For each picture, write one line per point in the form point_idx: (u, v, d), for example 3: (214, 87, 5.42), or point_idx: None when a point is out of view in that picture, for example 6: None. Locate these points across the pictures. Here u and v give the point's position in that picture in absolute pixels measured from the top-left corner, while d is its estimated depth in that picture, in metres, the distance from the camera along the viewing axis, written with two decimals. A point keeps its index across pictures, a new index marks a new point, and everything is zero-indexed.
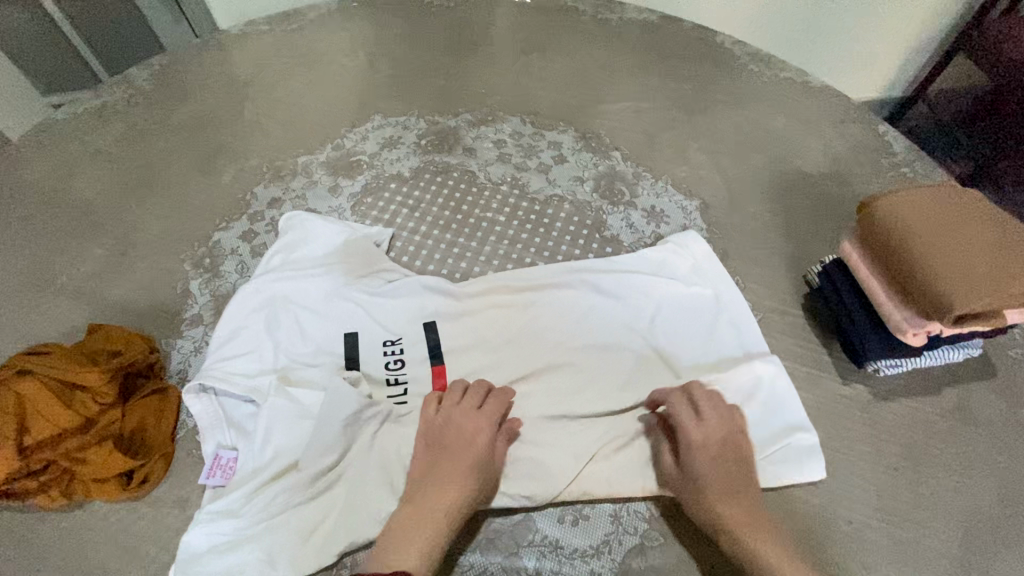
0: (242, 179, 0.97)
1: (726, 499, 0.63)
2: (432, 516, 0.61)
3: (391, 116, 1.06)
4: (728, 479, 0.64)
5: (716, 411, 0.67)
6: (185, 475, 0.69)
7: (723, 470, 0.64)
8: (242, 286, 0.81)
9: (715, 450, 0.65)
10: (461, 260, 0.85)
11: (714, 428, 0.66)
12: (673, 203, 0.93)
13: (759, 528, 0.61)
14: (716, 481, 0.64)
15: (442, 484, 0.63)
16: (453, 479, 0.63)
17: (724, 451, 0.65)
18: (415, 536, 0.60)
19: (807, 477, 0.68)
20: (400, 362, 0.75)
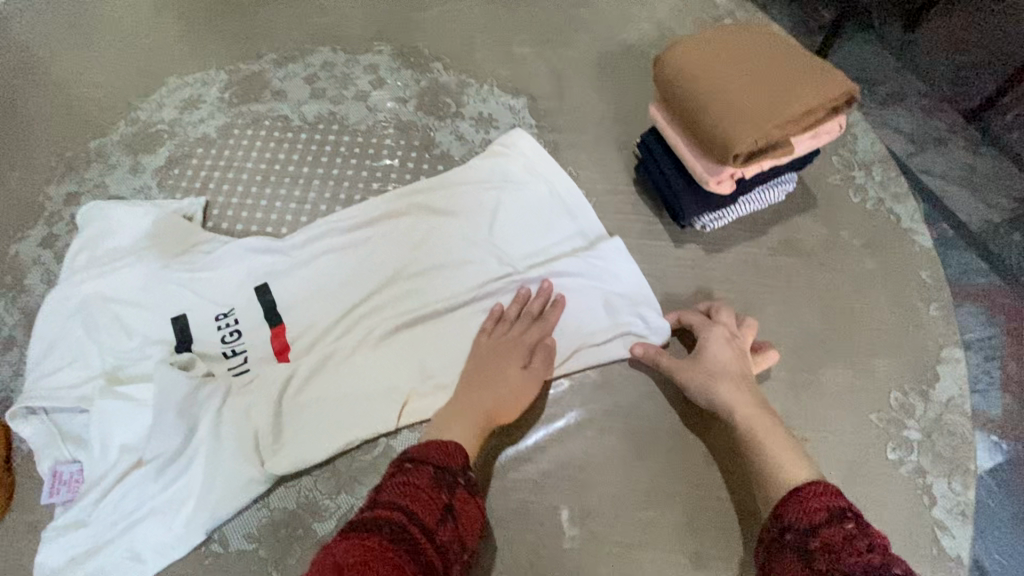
0: (30, 179, 0.86)
1: (744, 397, 0.61)
2: (459, 415, 0.62)
3: (188, 74, 0.95)
4: (742, 378, 0.63)
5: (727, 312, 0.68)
6: (28, 500, 0.64)
7: (739, 370, 0.63)
8: (50, 296, 0.74)
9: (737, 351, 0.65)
10: (286, 213, 0.80)
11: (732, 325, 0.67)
12: (500, 104, 0.89)
13: (770, 424, 0.59)
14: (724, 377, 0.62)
15: (496, 377, 0.65)
16: (512, 363, 0.66)
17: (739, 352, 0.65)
18: (455, 430, 0.60)
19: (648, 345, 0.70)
20: (236, 332, 0.71)
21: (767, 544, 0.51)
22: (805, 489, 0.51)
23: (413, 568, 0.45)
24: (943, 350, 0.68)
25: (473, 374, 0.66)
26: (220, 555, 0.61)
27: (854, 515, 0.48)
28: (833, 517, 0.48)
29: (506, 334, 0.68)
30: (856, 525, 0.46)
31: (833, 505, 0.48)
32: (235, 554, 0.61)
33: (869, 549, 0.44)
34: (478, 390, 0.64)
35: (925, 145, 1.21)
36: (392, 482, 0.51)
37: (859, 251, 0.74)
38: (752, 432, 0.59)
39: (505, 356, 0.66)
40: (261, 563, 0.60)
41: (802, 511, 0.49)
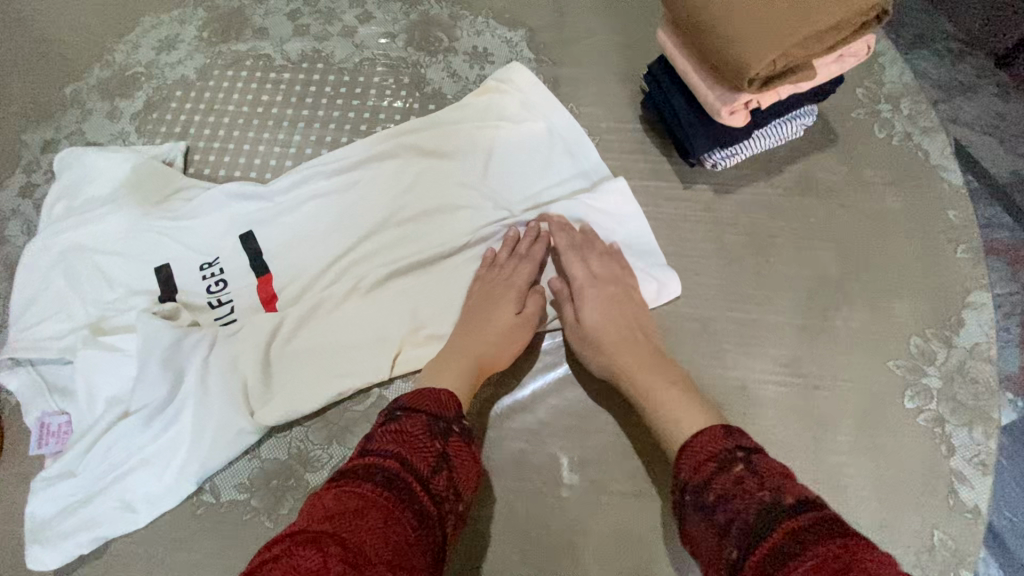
0: (7, 128, 0.83)
1: (614, 341, 0.60)
2: (455, 357, 0.59)
3: (164, 13, 0.89)
4: (608, 324, 0.61)
5: (592, 257, 0.65)
6: (20, 451, 0.64)
7: (607, 323, 0.61)
8: (29, 247, 0.72)
9: (602, 303, 0.62)
10: (271, 157, 0.76)
11: (576, 271, 0.64)
12: (496, 38, 0.82)
13: (663, 370, 0.58)
14: (614, 320, 0.61)
15: (494, 319, 0.62)
16: (506, 305, 0.63)
17: (603, 304, 0.62)
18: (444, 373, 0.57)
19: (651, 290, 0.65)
20: (221, 283, 0.68)
21: (675, 506, 0.49)
22: (694, 440, 0.49)
23: (409, 518, 0.43)
24: (969, 295, 0.64)
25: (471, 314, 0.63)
26: (212, 505, 0.60)
27: (741, 454, 0.46)
28: (721, 465, 0.46)
29: (508, 274, 0.65)
30: (747, 467, 0.45)
31: (717, 451, 0.47)
32: (227, 503, 0.60)
33: (760, 489, 0.43)
34: (475, 332, 0.61)
35: (950, 93, 1.08)
36: (382, 431, 0.48)
37: (882, 190, 0.69)
38: (631, 372, 0.58)
39: (505, 298, 0.63)
40: (253, 512, 0.59)
41: (694, 464, 0.48)
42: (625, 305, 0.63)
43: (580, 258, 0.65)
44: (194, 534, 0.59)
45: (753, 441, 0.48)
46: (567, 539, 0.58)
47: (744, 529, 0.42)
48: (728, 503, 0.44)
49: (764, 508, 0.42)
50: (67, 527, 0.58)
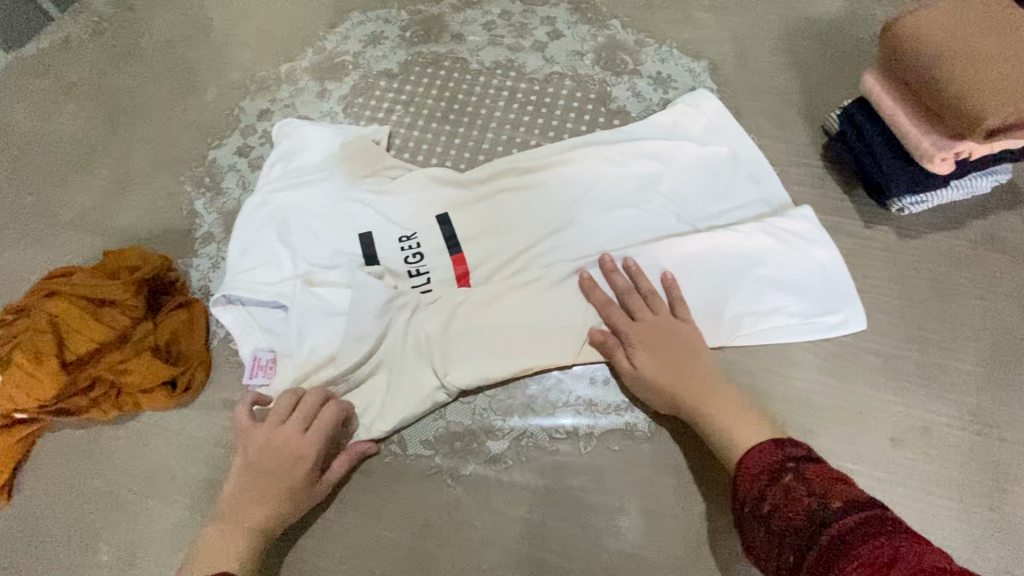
0: (226, 94, 0.92)
1: (670, 368, 0.61)
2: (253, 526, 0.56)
3: (370, 10, 0.98)
4: (668, 350, 0.62)
5: (659, 302, 0.66)
6: (227, 381, 0.70)
7: (665, 351, 0.62)
8: (248, 201, 0.79)
9: (651, 342, 0.63)
10: (464, 151, 0.83)
11: (616, 312, 0.65)
12: (679, 66, 0.88)
13: (708, 398, 0.59)
14: (683, 357, 0.61)
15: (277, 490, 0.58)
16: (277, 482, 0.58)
17: (670, 338, 0.63)
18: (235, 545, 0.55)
19: (838, 318, 0.68)
20: (418, 255, 0.74)
21: (738, 521, 0.51)
22: (751, 453, 0.52)
23: None
24: None
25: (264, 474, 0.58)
26: (398, 455, 0.65)
27: (792, 464, 0.49)
28: (773, 477, 0.49)
29: (270, 440, 0.59)
30: (796, 476, 0.48)
31: (770, 464, 0.50)
32: (412, 456, 0.65)
33: (808, 496, 0.46)
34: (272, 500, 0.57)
35: None
36: None
37: None
38: (696, 394, 0.59)
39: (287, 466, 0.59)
40: (436, 471, 0.64)
41: (750, 479, 0.50)
42: (677, 340, 0.63)
43: (629, 298, 0.66)
44: (381, 481, 0.64)
45: (808, 450, 0.51)
46: (736, 548, 0.59)
47: (798, 533, 0.45)
48: (781, 510, 0.47)
49: (815, 514, 0.45)
50: None
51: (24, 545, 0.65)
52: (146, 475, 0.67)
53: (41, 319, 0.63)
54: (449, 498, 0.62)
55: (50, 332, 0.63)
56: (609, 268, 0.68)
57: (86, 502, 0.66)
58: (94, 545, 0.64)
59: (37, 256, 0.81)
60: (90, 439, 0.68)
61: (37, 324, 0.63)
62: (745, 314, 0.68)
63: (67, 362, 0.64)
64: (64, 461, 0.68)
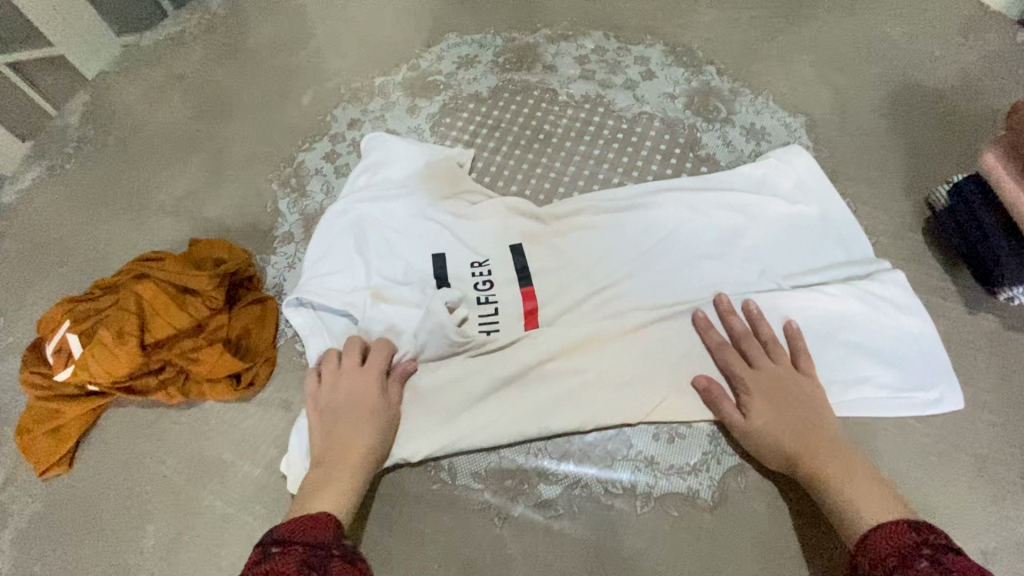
0: (321, 100, 0.95)
1: (788, 426, 0.59)
2: (355, 464, 0.58)
3: (466, 33, 1.00)
4: (784, 404, 0.61)
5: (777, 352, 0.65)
6: (288, 382, 0.70)
7: (781, 406, 0.61)
8: (330, 207, 0.81)
9: (770, 393, 0.62)
10: (543, 181, 0.83)
11: (729, 360, 0.65)
12: (775, 119, 0.86)
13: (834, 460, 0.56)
14: (800, 414, 0.60)
15: (357, 430, 0.60)
16: (352, 429, 0.61)
17: (785, 393, 0.62)
18: (337, 486, 0.56)
19: (931, 395, 0.66)
20: (488, 283, 0.73)
21: None
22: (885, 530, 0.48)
23: None
24: None
25: (340, 414, 0.62)
26: (448, 484, 0.64)
27: (928, 551, 0.45)
28: (902, 557, 0.45)
29: (348, 385, 0.64)
30: (931, 561, 0.43)
31: (902, 545, 0.46)
32: (461, 487, 0.63)
33: None
34: (359, 438, 0.60)
35: None
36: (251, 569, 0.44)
37: None
38: (815, 456, 0.57)
39: (364, 412, 0.62)
40: (485, 507, 0.62)
41: (876, 557, 0.47)
42: (799, 396, 0.61)
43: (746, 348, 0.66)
44: (427, 508, 0.63)
45: (949, 540, 0.46)
46: None
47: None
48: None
49: None
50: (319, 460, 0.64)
51: (78, 516, 0.67)
52: (200, 465, 0.67)
53: (128, 299, 0.65)
54: (497, 538, 0.61)
55: (135, 313, 0.64)
56: (726, 310, 0.67)
57: (140, 482, 0.67)
58: (142, 526, 0.65)
59: (128, 235, 0.85)
60: (151, 420, 0.70)
61: (124, 303, 0.65)
62: (828, 382, 0.66)
63: (145, 344, 0.65)
64: (125, 438, 0.69)
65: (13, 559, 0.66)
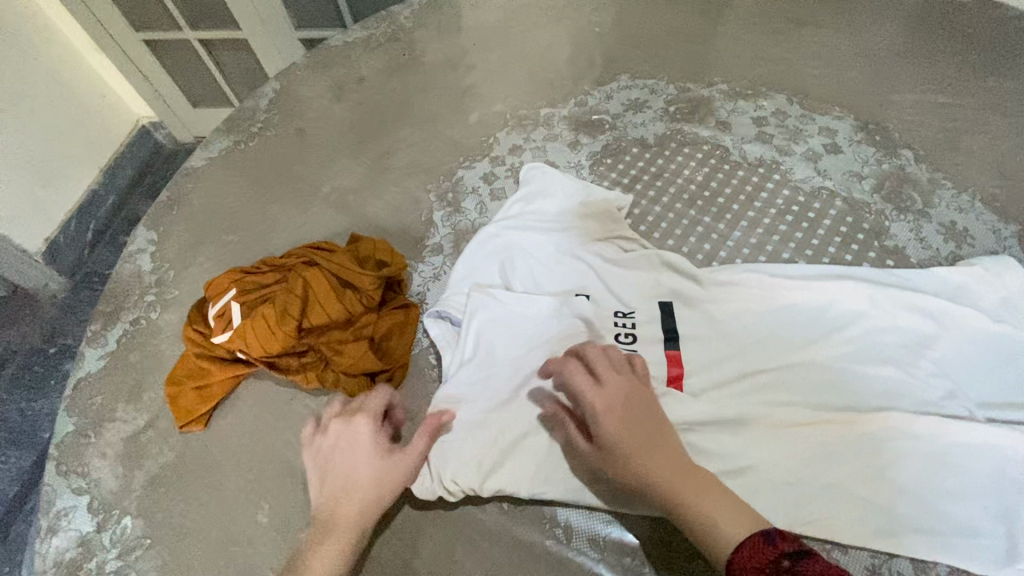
0: (486, 121, 0.98)
1: (645, 464, 0.52)
2: (344, 532, 0.54)
3: (639, 77, 0.99)
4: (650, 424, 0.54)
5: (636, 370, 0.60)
6: (416, 392, 0.70)
7: (636, 422, 0.54)
8: (482, 227, 0.82)
9: (622, 418, 0.54)
10: (704, 241, 0.79)
11: (599, 395, 0.56)
12: (981, 222, 0.77)
13: (698, 491, 0.50)
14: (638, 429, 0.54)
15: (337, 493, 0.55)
16: (344, 473, 0.56)
17: (640, 407, 0.55)
18: (327, 557, 0.52)
19: None
20: (631, 336, 0.70)
21: None
22: (737, 556, 0.45)
23: None
24: None
25: (335, 455, 0.57)
26: (561, 543, 0.60)
27: (787, 561, 0.43)
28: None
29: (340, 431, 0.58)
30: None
31: (765, 563, 0.44)
32: (575, 551, 0.60)
33: None
34: (343, 504, 0.55)
35: None
36: None
37: None
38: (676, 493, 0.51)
39: (344, 473, 0.56)
40: None
41: None
42: (644, 412, 0.55)
43: (618, 385, 0.56)
44: (537, 563, 0.60)
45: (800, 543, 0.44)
46: None
47: None
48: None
49: None
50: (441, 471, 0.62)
51: (204, 475, 0.70)
52: None
53: (296, 281, 0.68)
54: None
55: (299, 296, 0.67)
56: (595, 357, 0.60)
57: (264, 458, 0.69)
58: (258, 502, 0.67)
59: (293, 217, 0.91)
60: (285, 400, 0.72)
61: (293, 285, 0.68)
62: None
63: (300, 328, 0.68)
64: (259, 411, 0.72)
65: (140, 503, 0.69)
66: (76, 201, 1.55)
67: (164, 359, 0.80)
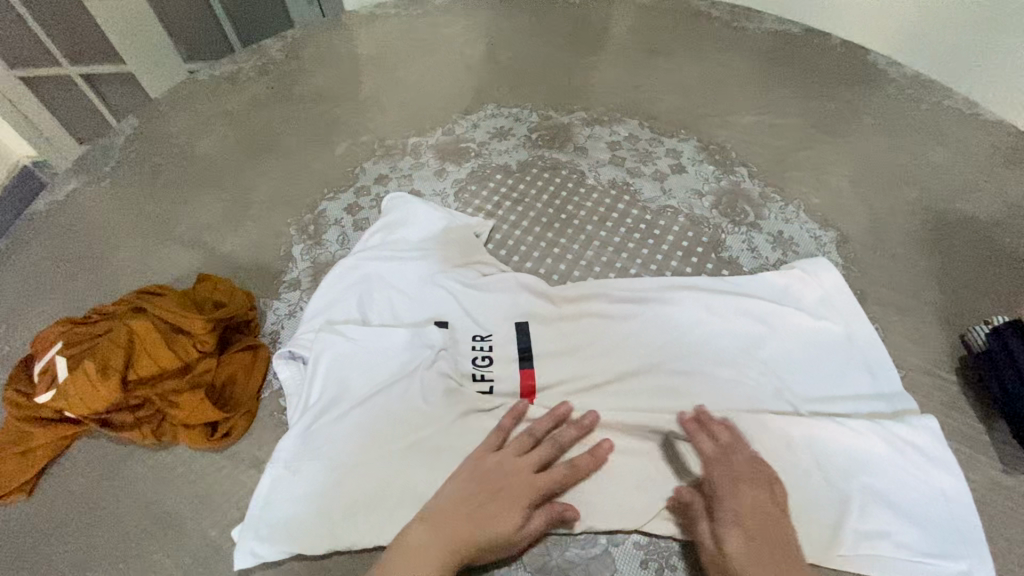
0: (354, 153, 0.97)
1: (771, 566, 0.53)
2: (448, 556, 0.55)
3: (505, 106, 1.02)
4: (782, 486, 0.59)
5: (542, 451, 0.62)
6: (265, 437, 0.67)
7: (508, 494, 0.58)
8: (341, 260, 0.81)
9: (518, 486, 0.59)
10: (559, 262, 0.82)
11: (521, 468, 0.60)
12: (805, 230, 0.84)
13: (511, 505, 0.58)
14: (494, 512, 0.57)
15: (473, 522, 0.57)
16: (510, 513, 0.57)
17: (505, 480, 0.59)
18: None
19: (957, 565, 0.60)
20: (487, 359, 0.71)
21: None
22: None
23: None
24: None
25: (501, 495, 0.58)
26: None
27: None
28: None
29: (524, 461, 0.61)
30: None
31: None
32: None
33: None
34: (485, 535, 0.56)
35: None
36: None
37: None
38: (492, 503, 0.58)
39: (504, 506, 0.58)
40: None
41: None
42: (519, 473, 0.60)
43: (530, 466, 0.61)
44: None
45: None
46: None
47: None
48: None
49: None
50: (293, 525, 0.61)
51: (19, 552, 0.63)
52: (156, 515, 0.64)
53: (120, 332, 0.64)
54: None
55: (123, 348, 0.64)
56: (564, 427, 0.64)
57: (91, 525, 0.64)
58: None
59: (143, 261, 0.86)
60: (120, 458, 0.67)
61: (116, 336, 0.64)
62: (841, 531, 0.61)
63: (127, 381, 0.64)
64: (88, 473, 0.67)
65: None
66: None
67: None
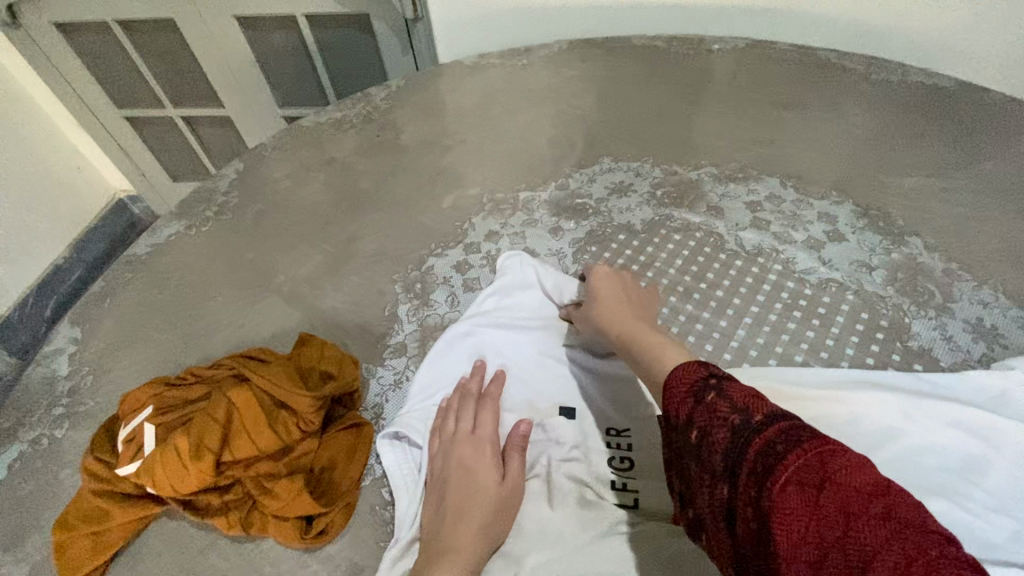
0: (461, 206, 0.90)
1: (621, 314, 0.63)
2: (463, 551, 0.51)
3: (623, 159, 0.94)
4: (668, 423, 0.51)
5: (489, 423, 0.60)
6: (367, 538, 0.57)
7: (460, 471, 0.56)
8: (452, 324, 0.71)
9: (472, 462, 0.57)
10: (704, 340, 0.70)
11: (469, 448, 0.58)
12: (1009, 318, 0.69)
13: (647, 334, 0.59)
14: (473, 485, 0.55)
15: (467, 509, 0.53)
16: (476, 493, 0.54)
17: (452, 459, 0.57)
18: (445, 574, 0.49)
19: None
20: (627, 461, 0.59)
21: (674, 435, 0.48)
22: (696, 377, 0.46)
23: None
24: None
25: (466, 470, 0.56)
26: None
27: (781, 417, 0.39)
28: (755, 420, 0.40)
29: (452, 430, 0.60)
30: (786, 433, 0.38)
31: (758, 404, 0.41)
32: None
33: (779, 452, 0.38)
34: (466, 526, 0.52)
35: None
36: None
37: None
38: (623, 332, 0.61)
39: (477, 486, 0.55)
40: None
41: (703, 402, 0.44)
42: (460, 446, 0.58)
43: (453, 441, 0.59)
44: None
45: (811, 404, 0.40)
46: None
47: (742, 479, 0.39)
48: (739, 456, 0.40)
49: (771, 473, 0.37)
50: None
51: None
52: None
53: (220, 404, 0.58)
54: None
55: (221, 422, 0.57)
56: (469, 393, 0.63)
57: None
58: None
59: (239, 313, 0.80)
60: (200, 549, 0.58)
61: (215, 409, 0.57)
62: None
63: (221, 461, 0.56)
64: (164, 564, 0.57)
65: None
66: (40, 273, 1.46)
67: (62, 489, 0.66)
